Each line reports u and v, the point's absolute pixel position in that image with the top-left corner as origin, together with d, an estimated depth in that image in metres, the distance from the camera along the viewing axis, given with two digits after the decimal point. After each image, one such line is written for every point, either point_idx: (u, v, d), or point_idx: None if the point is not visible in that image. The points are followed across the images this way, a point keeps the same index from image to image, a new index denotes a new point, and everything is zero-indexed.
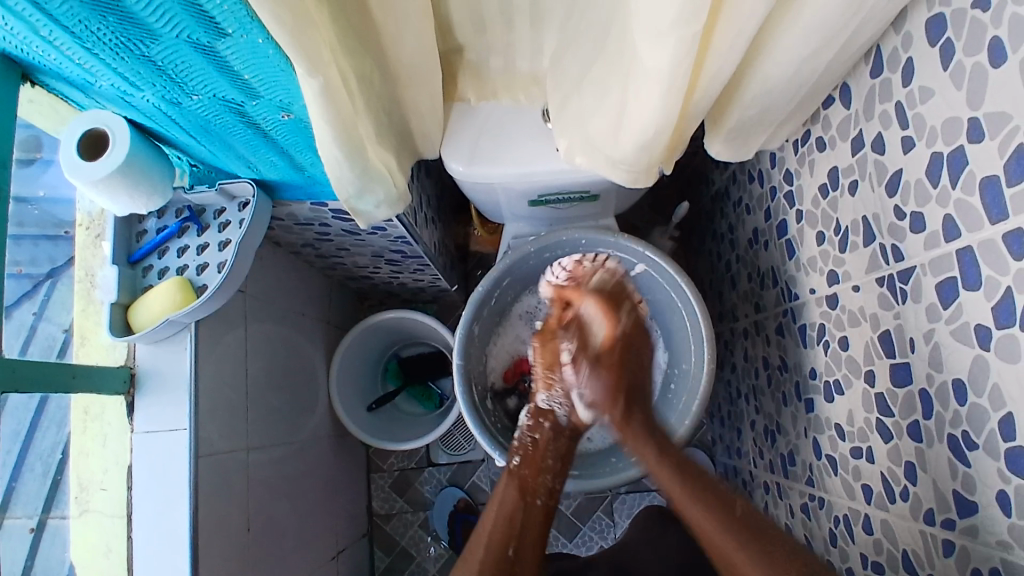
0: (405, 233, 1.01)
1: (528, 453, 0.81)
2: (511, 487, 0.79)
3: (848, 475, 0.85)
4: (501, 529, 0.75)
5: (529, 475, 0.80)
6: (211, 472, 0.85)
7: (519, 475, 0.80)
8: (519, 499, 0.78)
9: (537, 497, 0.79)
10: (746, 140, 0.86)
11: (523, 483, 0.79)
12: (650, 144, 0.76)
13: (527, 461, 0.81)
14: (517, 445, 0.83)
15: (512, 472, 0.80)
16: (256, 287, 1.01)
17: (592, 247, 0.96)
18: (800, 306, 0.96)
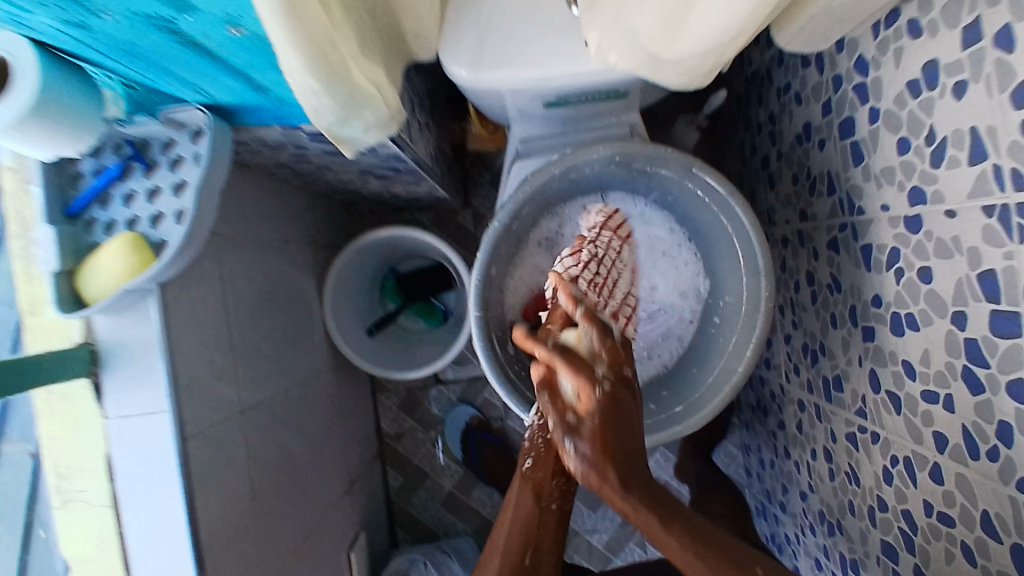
0: (400, 153, 0.84)
1: (540, 455, 0.73)
2: (526, 488, 0.71)
3: (916, 418, 0.77)
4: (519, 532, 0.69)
5: (543, 476, 0.72)
6: (205, 449, 0.75)
7: (531, 476, 0.72)
8: (537, 503, 0.71)
9: (551, 500, 0.72)
10: (826, 29, 0.69)
11: (537, 487, 0.72)
12: (717, 42, 0.58)
13: (538, 462, 0.72)
14: (526, 446, 0.74)
15: (523, 473, 0.73)
16: (228, 224, 0.85)
17: (625, 165, 0.80)
18: (865, 222, 0.82)
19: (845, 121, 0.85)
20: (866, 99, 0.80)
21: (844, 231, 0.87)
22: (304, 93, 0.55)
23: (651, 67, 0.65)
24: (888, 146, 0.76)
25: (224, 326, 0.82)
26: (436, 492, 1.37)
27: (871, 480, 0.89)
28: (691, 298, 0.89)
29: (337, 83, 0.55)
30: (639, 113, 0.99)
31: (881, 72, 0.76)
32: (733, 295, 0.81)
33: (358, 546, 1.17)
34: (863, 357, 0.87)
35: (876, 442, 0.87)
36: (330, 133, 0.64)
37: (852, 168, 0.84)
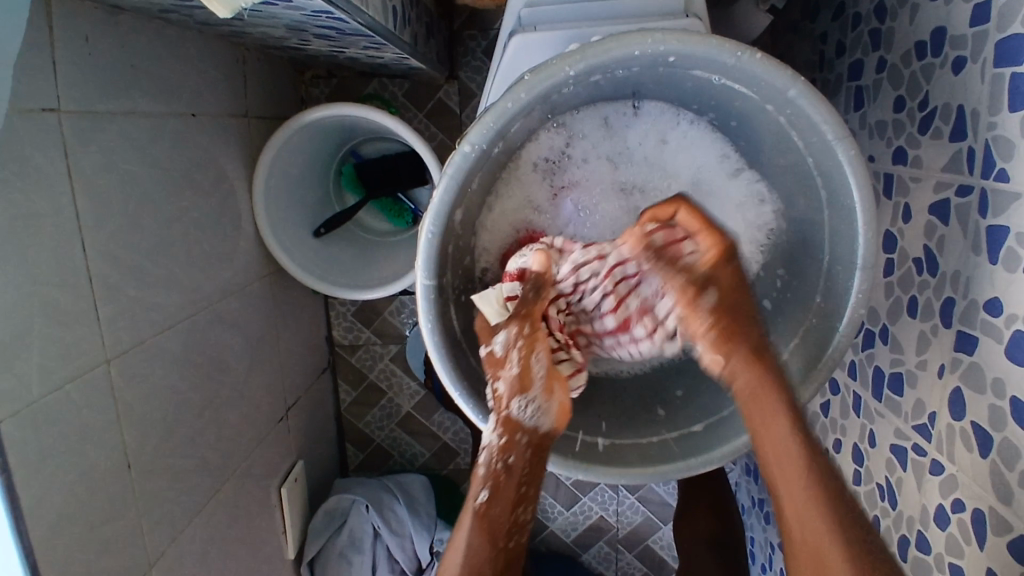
0: (331, 8, 0.55)
1: (499, 485, 0.51)
2: (480, 533, 0.51)
3: (1009, 473, 0.57)
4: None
5: (500, 509, 0.51)
6: (41, 421, 0.54)
7: (488, 513, 0.51)
8: (494, 547, 0.51)
9: (508, 537, 0.52)
10: None
11: (492, 526, 0.51)
12: None
13: (497, 494, 0.51)
14: (480, 474, 0.51)
15: (475, 510, 0.51)
16: (86, 95, 0.59)
17: (680, 71, 0.51)
18: (1005, 194, 0.57)
19: (1009, 37, 0.57)
20: None
21: (964, 197, 0.62)
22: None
23: None
24: None
25: (78, 245, 0.59)
26: (392, 412, 1.20)
27: (915, 508, 0.69)
28: None
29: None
30: None
31: None
32: (800, 283, 0.58)
33: (292, 479, 1.00)
34: (948, 368, 0.64)
35: (936, 473, 0.66)
36: None
37: (1007, 113, 0.58)
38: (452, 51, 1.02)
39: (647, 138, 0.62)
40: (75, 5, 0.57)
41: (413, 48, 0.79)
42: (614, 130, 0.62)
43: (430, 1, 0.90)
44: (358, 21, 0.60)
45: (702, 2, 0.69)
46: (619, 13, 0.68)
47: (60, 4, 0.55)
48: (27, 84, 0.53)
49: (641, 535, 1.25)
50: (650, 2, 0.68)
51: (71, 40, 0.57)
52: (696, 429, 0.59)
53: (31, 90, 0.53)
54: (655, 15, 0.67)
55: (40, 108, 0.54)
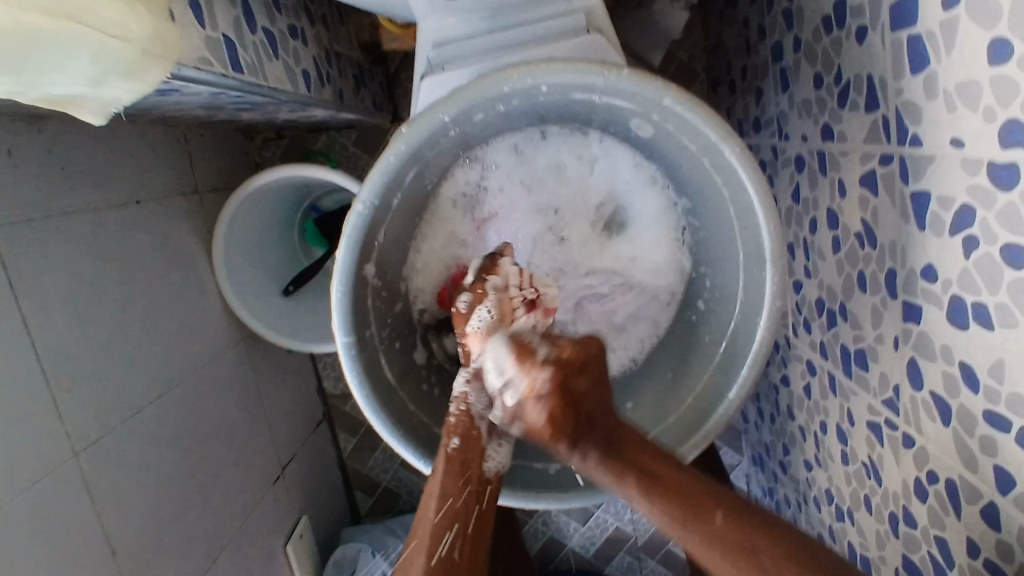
0: (224, 89, 0.57)
1: (469, 431, 0.52)
2: (450, 473, 0.51)
3: (971, 440, 0.56)
4: (442, 526, 0.49)
5: (467, 468, 0.52)
6: (13, 526, 0.56)
7: (458, 457, 0.52)
8: (463, 492, 0.51)
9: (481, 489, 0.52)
10: None
11: (464, 462, 0.51)
12: None
13: (468, 442, 0.52)
14: (448, 420, 0.53)
15: (449, 453, 0.52)
16: (11, 206, 0.61)
17: (560, 95, 0.52)
18: (920, 158, 0.56)
19: (899, 2, 0.56)
20: None
21: (887, 166, 0.61)
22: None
23: None
24: (968, 48, 0.49)
25: (27, 349, 0.61)
26: (394, 453, 1.20)
27: (897, 484, 0.68)
28: (671, 273, 0.64)
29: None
30: None
31: None
32: (726, 282, 0.59)
33: (297, 536, 1.01)
34: (901, 339, 0.64)
35: (909, 446, 0.65)
36: (37, 100, 0.40)
37: (910, 77, 0.56)
38: (390, 94, 1.04)
39: (560, 161, 0.63)
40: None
41: (340, 103, 0.81)
42: (525, 155, 0.62)
43: (354, 52, 0.91)
44: (262, 95, 0.62)
45: (603, 14, 0.70)
46: (523, 40, 0.69)
47: None
48: None
49: (661, 539, 1.23)
50: (552, 24, 0.69)
51: None
52: None
53: None
54: (559, 38, 0.69)
55: None
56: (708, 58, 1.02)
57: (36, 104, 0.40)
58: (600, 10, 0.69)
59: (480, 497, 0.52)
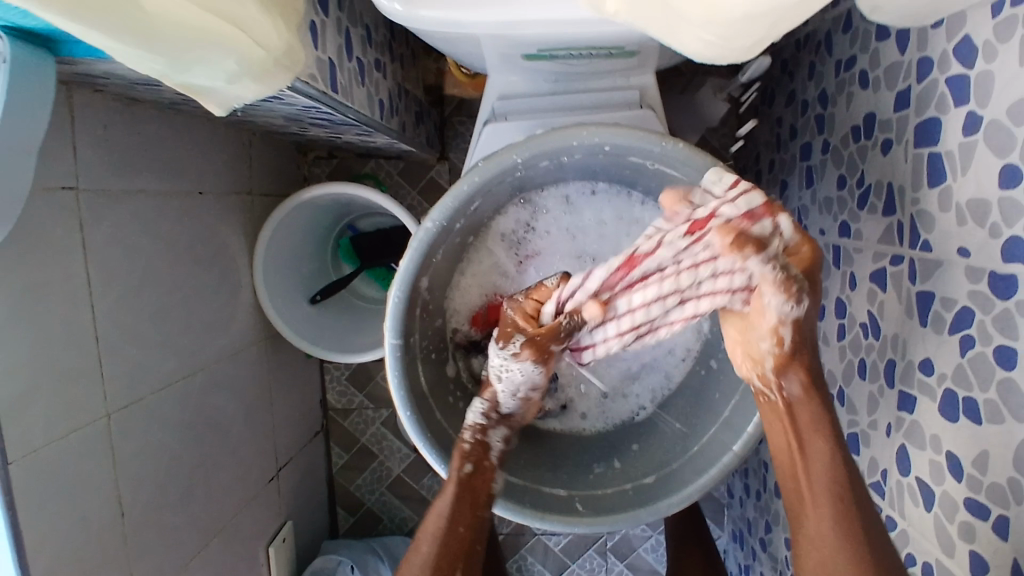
0: (317, 104, 0.62)
1: (480, 462, 0.57)
2: (455, 497, 0.56)
3: (950, 525, 0.60)
4: (445, 546, 0.54)
5: (474, 494, 0.57)
6: (43, 471, 0.59)
7: (468, 484, 0.56)
8: (470, 514, 0.56)
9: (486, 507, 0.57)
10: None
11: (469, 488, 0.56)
12: None
13: (477, 470, 0.57)
14: (464, 445, 0.57)
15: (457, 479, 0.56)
16: (97, 174, 0.67)
17: (618, 156, 0.59)
18: (929, 262, 0.62)
19: (925, 123, 0.63)
20: (963, 98, 0.58)
21: (897, 265, 0.67)
22: (87, 40, 0.38)
23: (670, 28, 0.44)
24: (985, 170, 0.55)
25: (85, 309, 0.65)
26: (383, 475, 1.22)
27: None
28: (690, 332, 0.68)
29: (132, 22, 0.38)
30: (656, 78, 0.78)
31: (996, 64, 0.54)
32: None
33: (281, 540, 1.02)
34: (894, 427, 0.68)
35: (890, 529, 0.69)
36: (176, 85, 0.45)
37: (927, 189, 0.63)
38: (442, 133, 1.11)
39: (604, 216, 0.68)
40: (90, 100, 0.65)
41: (402, 134, 0.88)
42: (575, 205, 0.69)
43: (418, 89, 0.99)
44: (344, 114, 0.68)
45: (656, 93, 0.77)
46: (581, 104, 0.76)
47: (80, 98, 0.64)
48: (49, 167, 0.60)
49: None
50: (610, 95, 0.76)
51: (87, 128, 0.65)
52: (647, 480, 0.63)
53: (53, 171, 0.61)
54: (614, 109, 0.76)
55: (59, 187, 0.61)
56: (739, 147, 1.10)
57: (175, 88, 0.46)
58: (653, 88, 0.77)
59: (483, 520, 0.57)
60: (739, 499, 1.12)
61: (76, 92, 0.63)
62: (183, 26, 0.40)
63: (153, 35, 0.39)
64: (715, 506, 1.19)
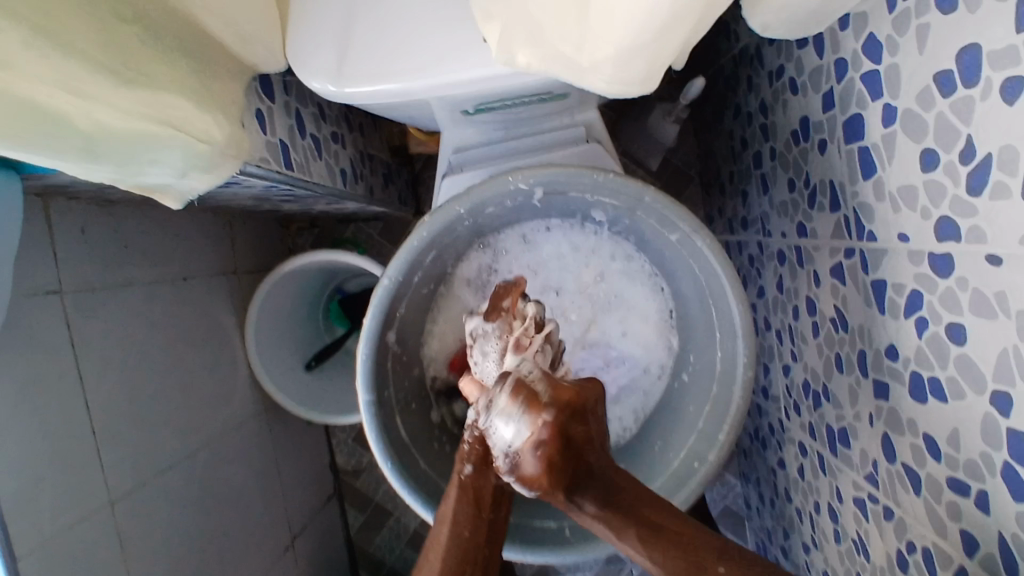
0: (276, 183, 0.66)
1: (483, 460, 0.52)
2: (455, 508, 0.50)
3: (939, 506, 0.60)
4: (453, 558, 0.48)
5: (478, 495, 0.51)
6: (49, 568, 0.61)
7: (470, 485, 0.51)
8: (472, 522, 0.50)
9: (494, 510, 0.51)
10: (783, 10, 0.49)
11: (471, 494, 0.51)
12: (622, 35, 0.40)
13: (481, 467, 0.52)
14: (465, 447, 0.53)
15: (462, 481, 0.51)
16: (78, 275, 0.70)
17: (560, 192, 0.61)
18: (877, 251, 0.64)
19: (850, 120, 0.66)
20: (878, 92, 0.61)
21: (851, 258, 0.69)
22: (38, 163, 0.42)
23: (570, 75, 0.48)
24: (908, 157, 0.57)
25: (80, 403, 0.68)
26: (400, 531, 1.22)
27: (882, 559, 0.71)
28: (660, 350, 0.70)
29: (68, 141, 0.41)
30: (598, 113, 0.81)
31: (900, 56, 0.56)
32: (705, 357, 0.64)
33: None
34: (875, 416, 0.69)
35: (889, 519, 0.69)
36: (131, 186, 0.48)
37: (863, 182, 0.65)
38: (414, 191, 1.15)
39: (562, 249, 0.71)
40: (66, 208, 0.69)
41: (370, 197, 0.92)
42: (533, 243, 0.71)
43: (384, 153, 1.03)
44: (305, 188, 0.72)
45: (601, 126, 0.81)
46: (531, 148, 0.79)
47: (55, 206, 0.68)
48: (31, 275, 0.64)
49: None
50: (556, 136, 0.80)
51: (65, 234, 0.69)
52: None
53: (35, 276, 0.65)
54: (563, 147, 0.79)
55: (42, 292, 0.65)
56: (701, 164, 1.13)
57: (128, 189, 0.49)
58: (597, 122, 0.80)
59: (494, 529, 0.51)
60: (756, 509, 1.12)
61: (51, 202, 0.68)
62: (118, 131, 0.43)
63: (91, 146, 0.42)
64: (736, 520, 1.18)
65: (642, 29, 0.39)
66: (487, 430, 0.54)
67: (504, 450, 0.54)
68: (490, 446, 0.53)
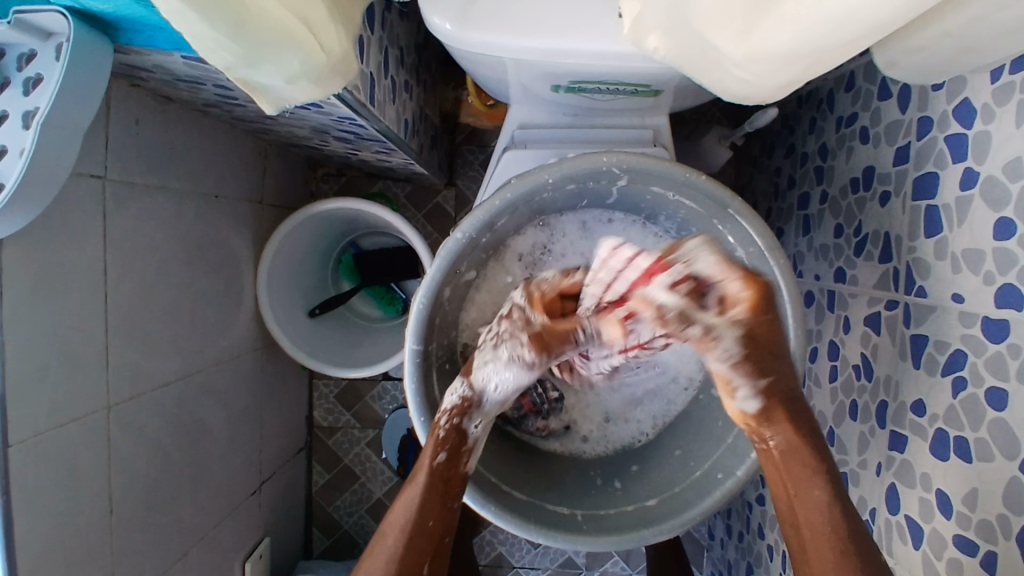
0: (354, 116, 0.65)
1: (455, 449, 0.57)
2: (427, 490, 0.56)
3: (939, 562, 0.62)
4: (412, 540, 0.54)
5: (447, 485, 0.57)
6: (40, 459, 0.57)
7: (441, 474, 0.56)
8: (440, 507, 0.56)
9: (455, 497, 0.57)
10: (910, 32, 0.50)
11: (443, 483, 0.56)
12: (802, 33, 0.40)
13: (453, 457, 0.57)
14: (439, 434, 0.57)
15: (430, 468, 0.56)
16: (123, 166, 0.67)
17: (641, 184, 0.61)
18: (924, 307, 0.65)
19: (923, 177, 0.67)
20: (962, 155, 0.62)
21: (892, 310, 0.71)
22: (180, 21, 0.41)
23: (703, 61, 0.47)
24: (981, 221, 0.59)
25: (99, 296, 0.65)
26: (363, 497, 1.20)
27: None
28: (694, 363, 0.69)
29: (223, 6, 0.41)
30: (669, 120, 0.81)
31: (994, 124, 0.58)
32: None
33: (258, 555, 0.99)
34: (884, 466, 0.71)
35: None
36: (238, 79, 0.47)
37: (924, 239, 0.67)
38: (451, 161, 1.14)
39: None
40: (128, 95, 0.67)
41: (419, 155, 0.90)
42: (590, 232, 0.71)
43: (436, 115, 1.02)
44: (375, 128, 0.70)
45: (669, 134, 0.81)
46: (599, 140, 0.79)
47: (118, 90, 0.65)
48: (81, 152, 0.61)
49: None
50: (625, 133, 0.80)
51: (120, 120, 0.66)
52: (650, 503, 0.64)
53: (84, 156, 0.61)
54: (630, 146, 0.79)
55: (89, 174, 0.62)
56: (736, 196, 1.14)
57: (235, 83, 0.48)
58: (666, 129, 0.80)
59: (452, 511, 0.57)
60: (720, 540, 1.13)
61: (115, 85, 0.65)
62: (264, 18, 0.42)
63: (238, 26, 0.42)
64: (696, 547, 1.20)
65: (849, 30, 0.39)
66: (464, 422, 0.57)
67: (477, 428, 0.58)
68: (462, 438, 0.57)
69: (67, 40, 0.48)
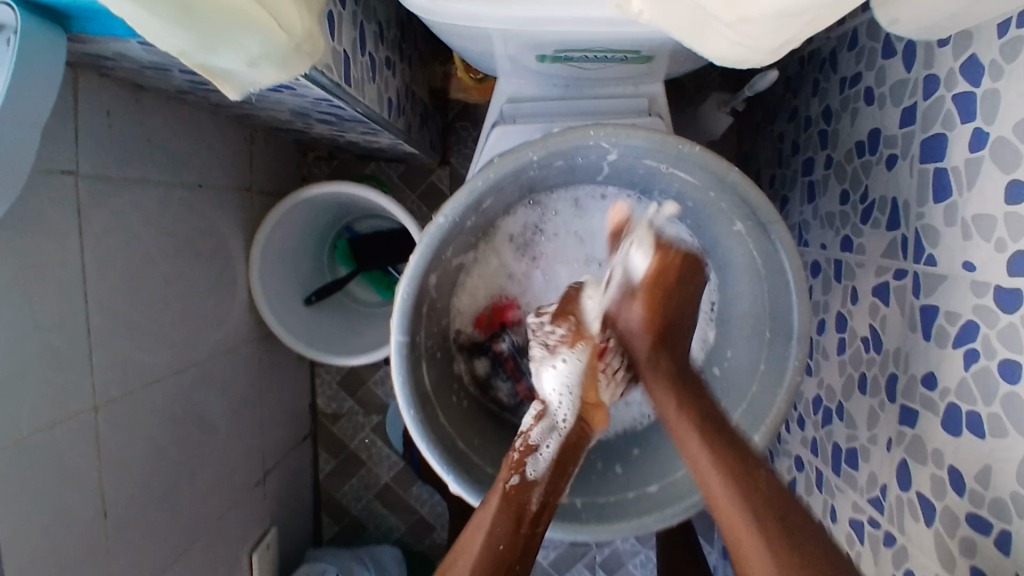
0: (331, 98, 0.62)
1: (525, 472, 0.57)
2: (504, 511, 0.55)
3: (951, 540, 0.60)
4: (488, 557, 0.53)
5: (522, 512, 0.55)
6: (25, 466, 0.56)
7: (517, 499, 0.56)
8: (511, 534, 0.54)
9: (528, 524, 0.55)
10: None
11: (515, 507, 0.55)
12: None
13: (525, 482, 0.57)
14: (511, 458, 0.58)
15: (505, 491, 0.56)
16: (97, 160, 0.65)
17: (632, 158, 0.58)
18: (933, 276, 0.62)
19: (930, 139, 0.64)
20: (970, 115, 0.58)
21: (900, 279, 0.68)
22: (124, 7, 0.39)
23: (690, 28, 0.44)
24: (991, 185, 0.56)
25: (78, 297, 0.63)
26: (370, 482, 1.20)
27: None
28: (694, 342, 0.68)
29: None
30: (663, 88, 0.77)
31: (1004, 80, 0.54)
32: (746, 353, 0.62)
33: (265, 545, 0.99)
34: (894, 441, 0.68)
35: (889, 545, 0.69)
36: (196, 64, 0.45)
37: (932, 204, 0.63)
38: (443, 139, 1.11)
39: None
40: (96, 87, 0.64)
41: (406, 135, 0.87)
42: (583, 209, 0.69)
43: (424, 92, 0.99)
44: (355, 109, 0.68)
45: (664, 102, 0.77)
46: (591, 112, 0.76)
47: (86, 82, 0.63)
48: (48, 148, 0.59)
49: None
50: (618, 103, 0.76)
51: (90, 113, 0.64)
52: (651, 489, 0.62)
53: (52, 152, 0.59)
54: (623, 116, 0.76)
55: (59, 170, 0.60)
56: (739, 163, 1.10)
57: (197, 71, 0.46)
58: (661, 97, 0.77)
59: (528, 543, 0.55)
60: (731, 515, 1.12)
61: (82, 77, 0.62)
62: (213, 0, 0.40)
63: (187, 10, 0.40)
64: (707, 521, 1.18)
65: None
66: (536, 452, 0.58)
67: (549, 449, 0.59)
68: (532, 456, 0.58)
69: (14, 31, 0.46)
